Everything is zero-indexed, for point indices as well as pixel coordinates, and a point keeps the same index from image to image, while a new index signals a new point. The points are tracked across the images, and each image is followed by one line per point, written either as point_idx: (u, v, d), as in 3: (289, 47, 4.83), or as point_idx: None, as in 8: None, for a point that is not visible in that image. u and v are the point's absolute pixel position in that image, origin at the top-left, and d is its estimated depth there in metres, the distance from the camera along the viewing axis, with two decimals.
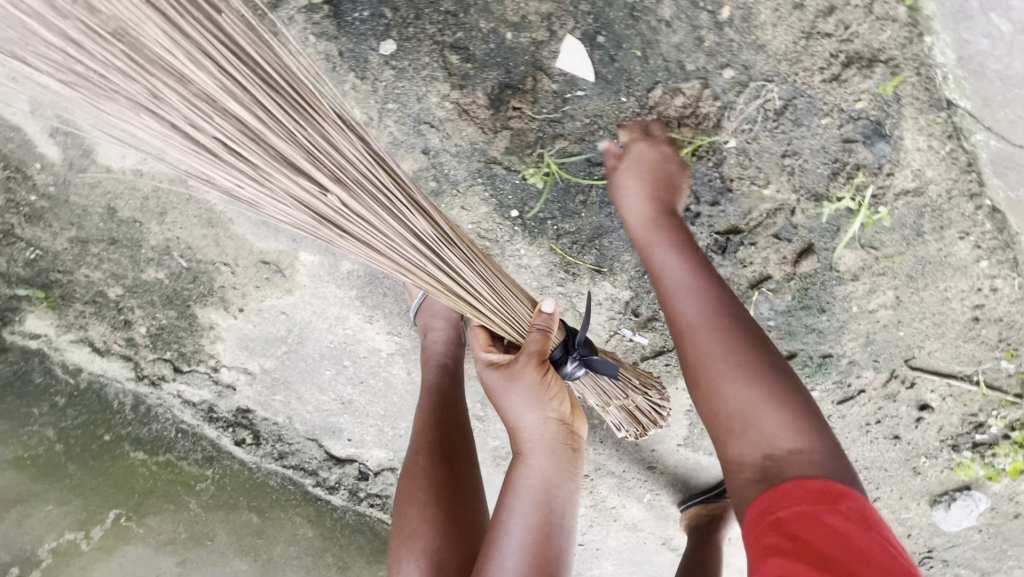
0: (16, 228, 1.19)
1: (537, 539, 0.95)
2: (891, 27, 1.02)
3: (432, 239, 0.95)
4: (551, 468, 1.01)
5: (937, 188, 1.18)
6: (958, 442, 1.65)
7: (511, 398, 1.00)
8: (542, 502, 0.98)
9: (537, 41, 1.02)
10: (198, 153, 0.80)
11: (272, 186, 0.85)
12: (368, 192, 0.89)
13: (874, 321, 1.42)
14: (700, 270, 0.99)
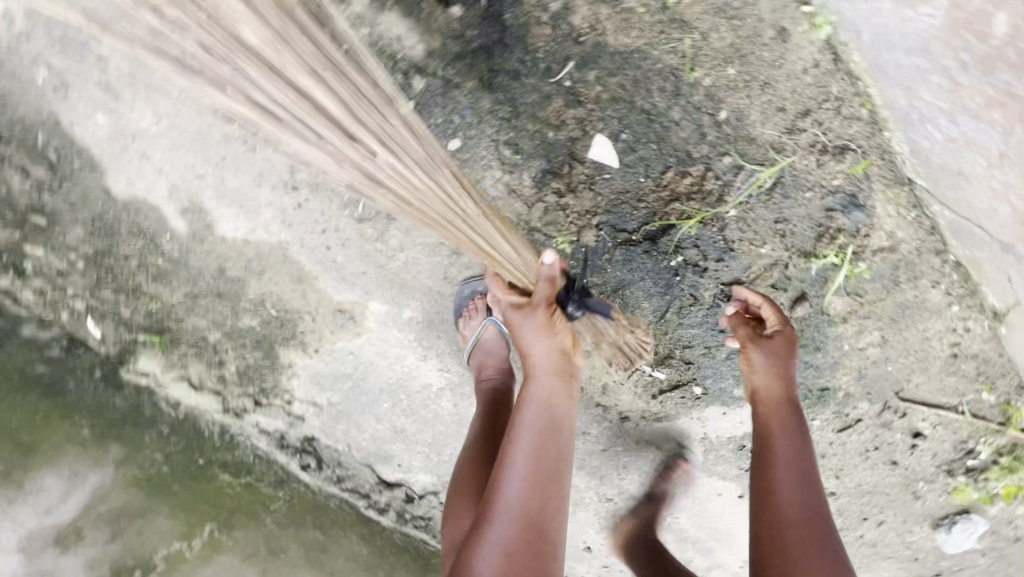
0: (142, 285, 1.44)
1: (541, 456, 1.06)
2: (857, 123, 1.26)
3: (447, 191, 1.13)
4: (555, 392, 1.12)
5: (907, 246, 1.41)
6: (951, 467, 1.83)
7: (529, 339, 1.14)
8: (548, 417, 1.10)
9: (573, 136, 1.26)
10: (270, 98, 1.02)
11: (329, 145, 1.06)
12: (400, 147, 1.09)
13: (864, 357, 1.62)
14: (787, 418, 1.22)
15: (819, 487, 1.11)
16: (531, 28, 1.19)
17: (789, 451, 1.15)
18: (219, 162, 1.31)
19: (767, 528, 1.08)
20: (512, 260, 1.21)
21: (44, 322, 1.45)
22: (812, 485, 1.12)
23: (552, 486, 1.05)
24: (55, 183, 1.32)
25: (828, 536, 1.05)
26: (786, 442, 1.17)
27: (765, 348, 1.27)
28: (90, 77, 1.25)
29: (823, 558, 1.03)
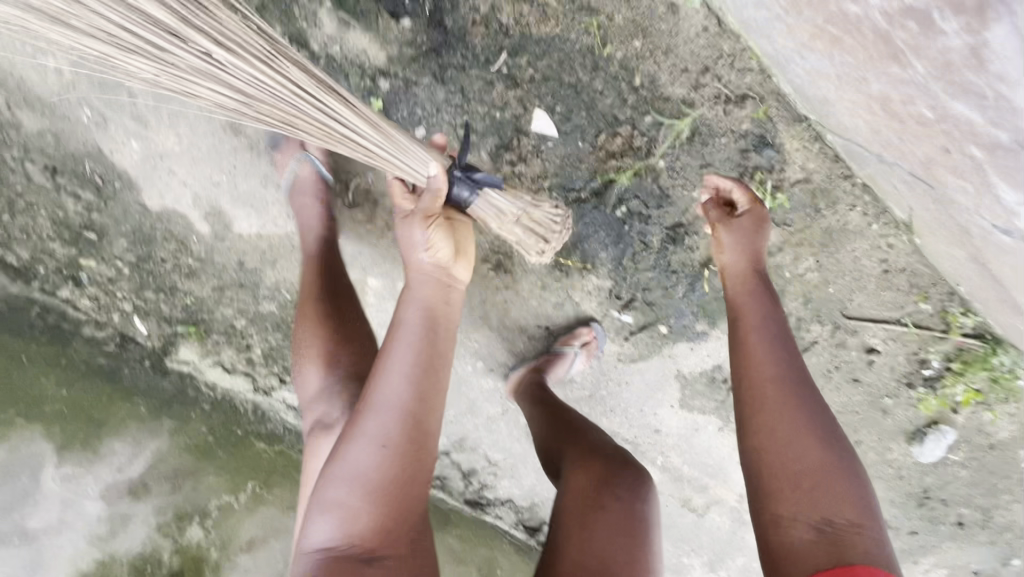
0: (178, 283, 1.71)
1: (422, 352, 1.22)
2: (751, 74, 1.46)
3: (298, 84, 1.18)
4: (428, 302, 1.26)
5: (820, 175, 1.63)
6: (911, 379, 1.99)
7: (409, 238, 1.24)
8: (422, 334, 1.23)
9: (517, 114, 1.50)
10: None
11: (163, 49, 1.10)
12: (238, 38, 1.12)
13: (805, 282, 1.83)
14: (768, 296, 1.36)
15: (794, 351, 1.29)
16: (468, 26, 1.39)
17: (762, 332, 1.32)
18: (232, 169, 1.57)
19: (755, 398, 1.25)
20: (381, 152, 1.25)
21: (99, 323, 1.73)
22: (789, 357, 1.28)
23: (431, 376, 1.22)
24: (101, 203, 1.59)
25: (801, 394, 1.23)
26: (759, 326, 1.33)
27: (738, 233, 1.40)
28: (124, 110, 1.47)
29: (803, 419, 1.22)
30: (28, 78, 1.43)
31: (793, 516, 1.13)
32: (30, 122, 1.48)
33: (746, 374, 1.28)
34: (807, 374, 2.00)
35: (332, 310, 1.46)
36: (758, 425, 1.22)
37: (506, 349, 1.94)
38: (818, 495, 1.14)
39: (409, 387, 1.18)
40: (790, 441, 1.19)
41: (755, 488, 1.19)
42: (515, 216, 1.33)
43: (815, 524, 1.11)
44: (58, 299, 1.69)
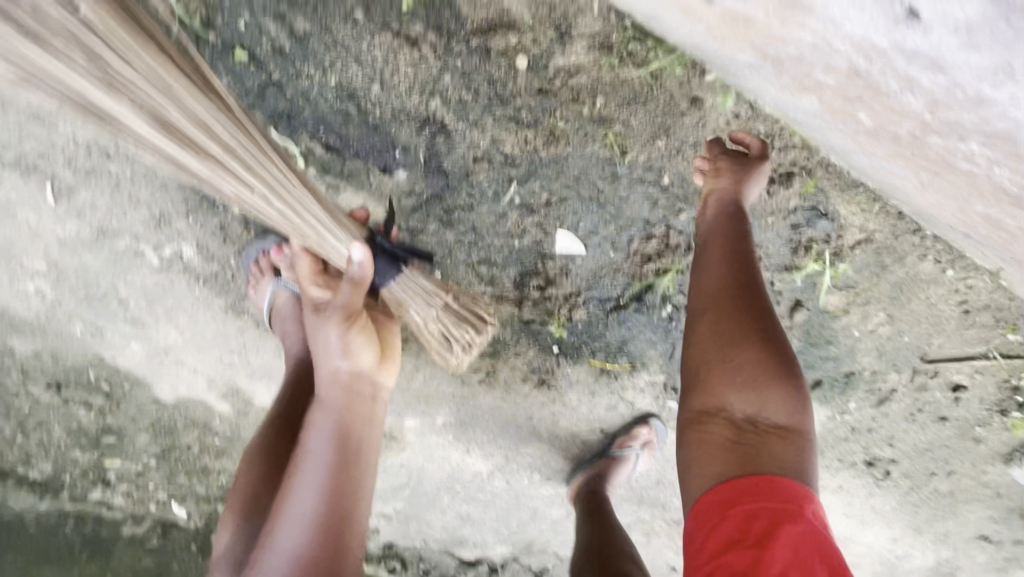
0: (209, 463, 1.61)
1: (337, 470, 1.09)
2: (794, 150, 1.30)
3: (199, 131, 0.85)
4: (343, 411, 1.13)
5: (882, 233, 1.44)
6: (1004, 407, 1.72)
7: (322, 338, 1.12)
8: (333, 445, 1.11)
9: (537, 239, 1.34)
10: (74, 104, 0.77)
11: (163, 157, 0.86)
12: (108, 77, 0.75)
13: (877, 337, 1.64)
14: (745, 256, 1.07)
15: (772, 324, 1.03)
16: (470, 165, 1.23)
17: (728, 253, 1.08)
18: (241, 348, 1.44)
19: (705, 293, 1.06)
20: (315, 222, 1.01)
21: (136, 518, 1.66)
22: (752, 287, 1.05)
23: (343, 498, 1.09)
24: (112, 406, 1.49)
25: (781, 390, 0.98)
26: (719, 225, 1.12)
27: (745, 182, 1.14)
28: (117, 315, 1.35)
29: (752, 379, 1.00)
30: (13, 306, 1.33)
31: (721, 403, 1.01)
32: (24, 345, 1.39)
33: (699, 285, 1.08)
34: (889, 422, 1.79)
35: (284, 448, 1.27)
36: (708, 321, 1.04)
37: (560, 456, 1.78)
38: (762, 408, 1.00)
39: (320, 497, 1.06)
40: (738, 353, 1.01)
41: (693, 410, 1.04)
42: (441, 300, 1.15)
43: (742, 422, 1.00)
44: (90, 504, 1.61)
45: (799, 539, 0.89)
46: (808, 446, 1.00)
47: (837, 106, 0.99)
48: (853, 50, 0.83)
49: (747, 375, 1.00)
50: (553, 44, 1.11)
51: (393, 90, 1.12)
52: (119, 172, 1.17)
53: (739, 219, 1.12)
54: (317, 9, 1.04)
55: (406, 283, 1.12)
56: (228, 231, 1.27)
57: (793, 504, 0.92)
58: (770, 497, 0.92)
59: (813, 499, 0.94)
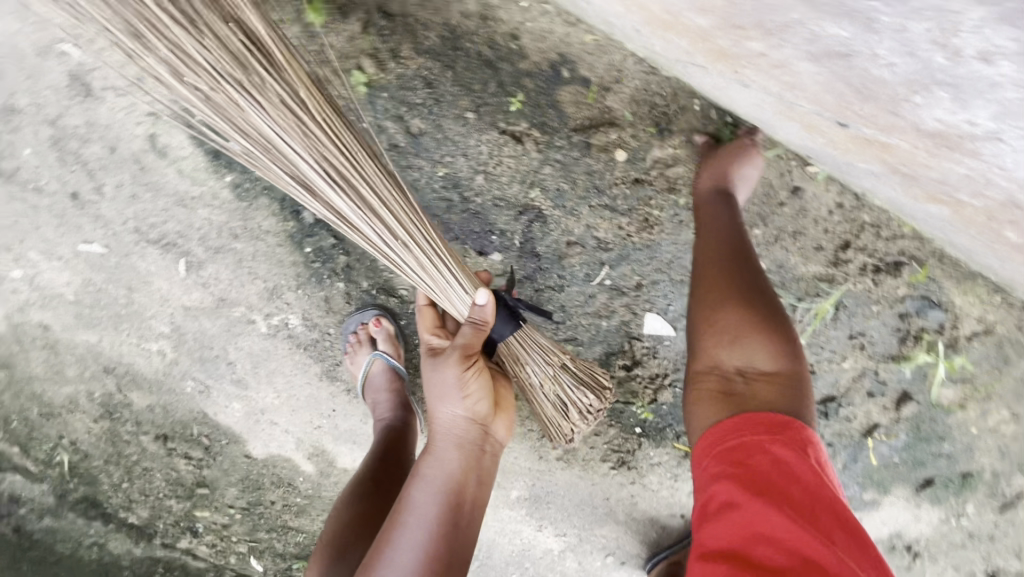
0: (288, 521, 1.64)
1: (446, 525, 1.06)
2: (903, 240, 1.25)
3: (355, 176, 0.99)
4: (455, 467, 1.09)
5: (1004, 325, 1.34)
6: None
7: (439, 382, 1.08)
8: (441, 501, 1.07)
9: (626, 319, 1.33)
10: (268, 150, 0.96)
11: (318, 191, 0.99)
12: (298, 129, 0.94)
13: (1000, 435, 1.49)
14: (737, 233, 1.07)
15: (760, 288, 1.01)
16: (563, 249, 1.26)
17: (716, 226, 1.08)
18: (331, 412, 1.49)
19: (703, 265, 1.05)
20: (431, 267, 1.06)
21: (217, 569, 1.68)
22: (738, 257, 1.04)
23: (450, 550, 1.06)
24: (209, 458, 1.56)
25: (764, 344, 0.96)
26: (712, 210, 1.10)
27: (740, 167, 1.11)
28: (224, 376, 1.44)
29: (737, 337, 0.98)
30: (136, 363, 1.43)
31: (712, 365, 1.00)
32: (141, 399, 1.48)
33: (699, 261, 1.07)
34: (1015, 530, 1.57)
35: (373, 496, 1.23)
36: (703, 303, 1.02)
37: (636, 540, 1.69)
38: (752, 359, 0.96)
39: (421, 555, 1.03)
40: (729, 315, 0.99)
41: (691, 372, 1.02)
42: (561, 363, 1.16)
43: (730, 374, 0.97)
44: (177, 551, 1.65)
45: (786, 465, 0.84)
46: (804, 387, 0.94)
47: (974, 222, 0.93)
48: (1009, 197, 0.78)
49: (738, 334, 0.98)
50: (651, 139, 1.16)
51: (495, 179, 1.18)
52: (243, 249, 1.29)
53: (732, 201, 1.10)
54: (434, 111, 1.13)
55: (524, 338, 1.13)
56: (331, 303, 1.35)
57: (780, 431, 0.88)
58: (754, 430, 0.89)
59: (798, 421, 0.89)
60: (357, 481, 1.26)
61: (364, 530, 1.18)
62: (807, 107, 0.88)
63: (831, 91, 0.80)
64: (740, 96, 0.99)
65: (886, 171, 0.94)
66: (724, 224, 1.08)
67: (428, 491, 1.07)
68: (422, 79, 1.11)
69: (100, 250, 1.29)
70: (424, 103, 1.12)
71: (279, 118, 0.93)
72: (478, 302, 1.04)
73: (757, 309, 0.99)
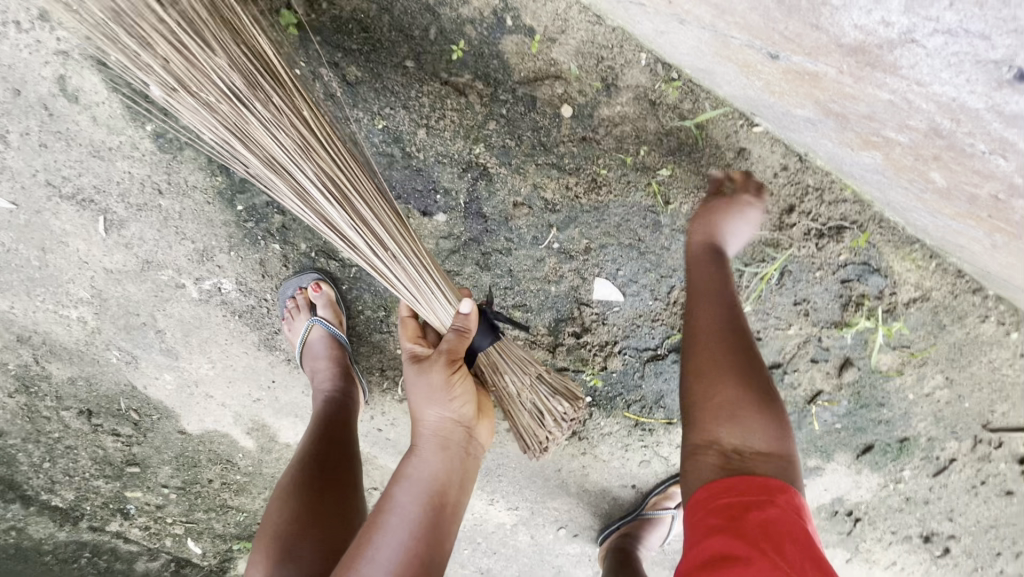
0: (228, 500, 1.57)
1: (426, 526, 1.04)
2: (845, 204, 1.25)
3: (353, 191, 1.00)
4: (440, 467, 1.08)
5: (939, 291, 1.38)
6: None
7: (424, 391, 1.05)
8: (421, 503, 1.05)
9: (575, 285, 1.32)
10: (265, 158, 0.97)
11: (314, 200, 1.00)
12: (300, 142, 0.96)
13: (934, 400, 1.54)
14: (732, 307, 1.03)
15: (756, 370, 0.98)
16: (510, 210, 1.22)
17: (714, 295, 1.05)
18: (271, 384, 1.43)
19: (698, 336, 1.02)
20: (422, 283, 1.07)
21: (151, 553, 1.60)
22: (734, 332, 1.01)
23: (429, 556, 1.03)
24: (140, 435, 1.47)
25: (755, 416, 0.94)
26: (707, 272, 1.08)
27: (730, 217, 1.11)
28: (153, 345, 1.35)
29: (732, 411, 0.94)
30: (54, 332, 1.33)
31: (709, 438, 0.95)
32: (60, 371, 1.38)
33: (692, 328, 1.03)
34: (947, 493, 1.64)
35: (317, 483, 1.16)
36: (704, 376, 0.98)
37: (589, 511, 1.70)
38: (748, 435, 0.93)
39: (400, 557, 0.99)
40: (724, 392, 0.95)
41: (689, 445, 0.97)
42: (536, 370, 1.16)
43: (727, 450, 0.93)
44: (107, 535, 1.56)
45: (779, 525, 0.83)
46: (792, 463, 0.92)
47: (904, 166, 0.94)
48: (936, 109, 0.76)
49: (730, 409, 0.94)
50: (598, 95, 1.13)
51: (438, 134, 1.14)
52: (169, 206, 1.21)
53: (722, 262, 1.09)
54: (371, 59, 1.07)
55: (502, 348, 1.13)
56: (268, 267, 1.28)
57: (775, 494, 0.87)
58: (746, 491, 0.88)
59: (790, 488, 0.88)
60: (296, 468, 1.18)
61: (315, 525, 1.12)
62: (740, 38, 0.87)
63: (757, 9, 0.77)
64: (678, 36, 0.97)
65: (819, 114, 0.94)
66: (717, 292, 1.05)
67: (412, 491, 1.05)
68: (359, 23, 1.05)
69: (6, 205, 1.18)
70: (361, 50, 1.07)
71: (278, 128, 0.95)
72: (462, 311, 1.06)
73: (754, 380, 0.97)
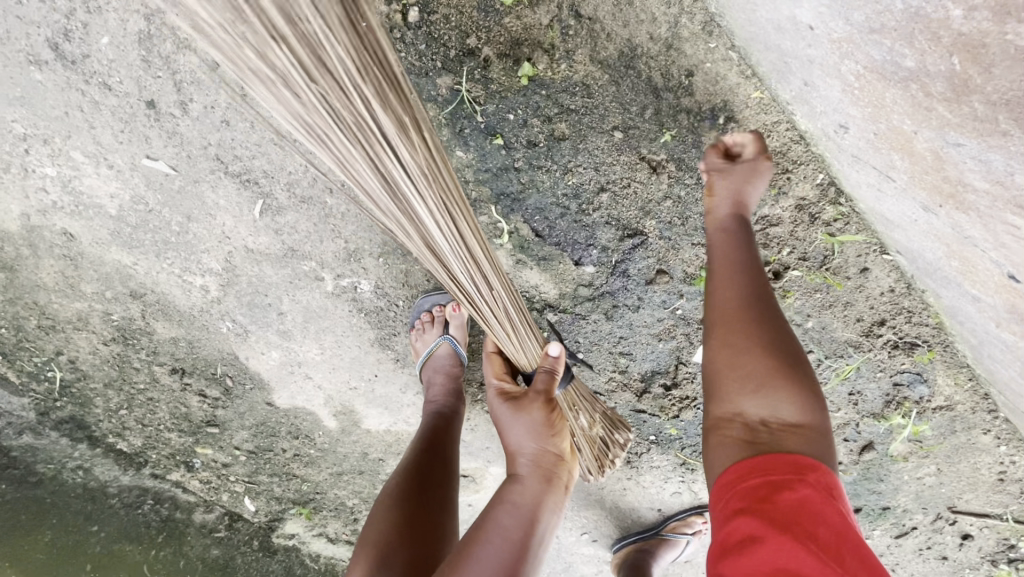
0: (295, 469, 1.61)
1: (516, 556, 1.03)
2: (925, 327, 1.43)
3: (459, 233, 1.01)
4: (537, 500, 1.09)
5: (963, 405, 1.58)
6: (996, 557, 1.79)
7: (519, 422, 1.11)
8: (524, 528, 1.05)
9: (680, 345, 1.43)
10: (373, 179, 0.93)
11: (416, 225, 1.00)
12: (424, 177, 0.93)
13: (920, 482, 1.72)
14: (757, 259, 0.96)
15: (774, 310, 0.92)
16: (652, 274, 1.31)
17: (732, 248, 0.98)
18: (372, 377, 1.46)
19: (718, 303, 0.94)
20: (516, 322, 1.14)
21: (207, 505, 1.62)
22: (759, 294, 0.93)
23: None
24: (227, 400, 1.48)
25: (783, 393, 0.88)
26: (729, 232, 1.00)
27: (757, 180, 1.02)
28: (270, 325, 1.36)
29: (751, 387, 0.89)
30: (171, 294, 1.30)
31: (734, 413, 0.90)
32: (165, 330, 1.36)
33: (712, 300, 0.95)
34: (899, 551, 1.86)
35: (417, 494, 1.20)
36: (720, 342, 0.92)
37: (612, 523, 1.88)
38: (777, 409, 0.88)
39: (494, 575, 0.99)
40: (748, 365, 0.89)
41: (710, 417, 0.93)
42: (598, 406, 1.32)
43: (754, 425, 0.88)
44: (168, 483, 1.57)
45: (810, 507, 0.77)
46: (826, 439, 0.87)
47: None
48: None
49: (748, 391, 0.89)
50: (768, 198, 1.22)
51: (617, 200, 1.20)
52: (333, 205, 1.20)
53: (749, 226, 1.00)
54: (584, 121, 1.12)
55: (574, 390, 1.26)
56: (409, 277, 1.31)
57: (808, 472, 0.81)
58: (776, 469, 0.82)
59: (826, 468, 0.83)
60: (401, 476, 1.23)
61: (408, 539, 1.15)
62: (990, 255, 0.95)
63: None
64: (905, 224, 1.04)
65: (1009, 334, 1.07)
66: (744, 261, 0.96)
67: (512, 514, 1.06)
68: (584, 87, 1.09)
69: (165, 169, 1.15)
70: (576, 111, 1.11)
71: (397, 152, 0.90)
72: (551, 354, 1.13)
73: (783, 359, 0.89)
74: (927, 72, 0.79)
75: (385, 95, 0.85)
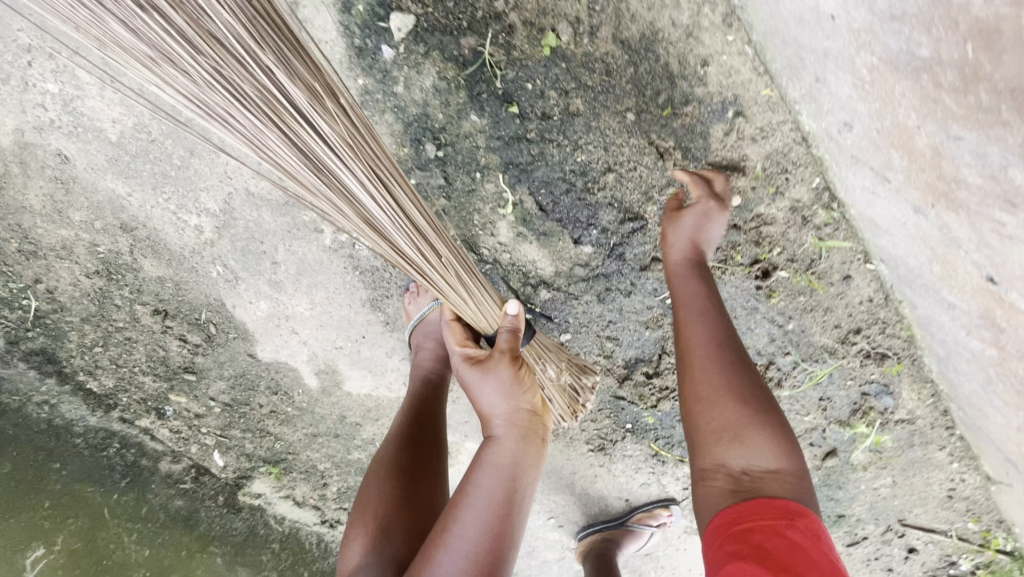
0: (270, 426, 1.59)
1: (499, 512, 1.04)
2: (897, 339, 1.49)
3: (400, 208, 1.04)
4: (517, 458, 1.10)
5: (924, 420, 1.65)
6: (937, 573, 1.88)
7: (490, 384, 1.12)
8: (506, 486, 1.07)
9: (666, 334, 1.46)
10: (303, 153, 0.96)
11: (352, 200, 1.02)
12: (348, 147, 0.97)
13: (875, 493, 1.79)
14: (720, 310, 1.06)
15: (739, 355, 1.01)
16: (647, 261, 1.34)
17: (697, 301, 1.07)
18: (359, 337, 1.46)
19: (691, 357, 1.02)
20: (472, 292, 1.16)
21: (175, 455, 1.58)
22: (722, 340, 1.03)
23: (502, 538, 1.03)
24: (208, 347, 1.45)
25: (759, 436, 0.94)
26: (695, 282, 1.09)
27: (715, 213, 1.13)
28: (262, 274, 1.34)
29: (728, 435, 0.95)
30: (163, 232, 1.28)
31: (719, 462, 0.96)
32: (152, 268, 1.33)
33: (684, 353, 1.04)
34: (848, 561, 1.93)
35: (410, 467, 1.19)
36: (695, 391, 1.00)
37: (579, 508, 1.91)
38: (755, 456, 0.94)
39: (478, 539, 1.01)
40: (722, 412, 0.96)
41: (696, 469, 0.98)
42: (563, 354, 1.32)
43: (736, 473, 0.93)
44: (136, 429, 1.53)
45: (800, 550, 0.80)
46: (803, 481, 0.93)
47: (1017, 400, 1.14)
48: None
49: (727, 442, 0.95)
50: (766, 197, 1.26)
51: (621, 181, 1.22)
52: None
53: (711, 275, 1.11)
54: (599, 99, 1.14)
55: (537, 346, 1.27)
56: None
57: (795, 517, 0.85)
58: (764, 514, 0.86)
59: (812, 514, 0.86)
60: (393, 446, 1.22)
61: (405, 508, 1.15)
62: (971, 255, 0.98)
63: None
64: (893, 227, 1.10)
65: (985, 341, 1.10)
66: (706, 308, 1.06)
67: (491, 476, 1.08)
68: (604, 65, 1.12)
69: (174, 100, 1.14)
70: (593, 88, 1.13)
71: (296, 126, 0.94)
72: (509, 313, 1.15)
73: (753, 401, 0.97)
74: (941, 61, 0.78)
75: (261, 63, 0.88)
